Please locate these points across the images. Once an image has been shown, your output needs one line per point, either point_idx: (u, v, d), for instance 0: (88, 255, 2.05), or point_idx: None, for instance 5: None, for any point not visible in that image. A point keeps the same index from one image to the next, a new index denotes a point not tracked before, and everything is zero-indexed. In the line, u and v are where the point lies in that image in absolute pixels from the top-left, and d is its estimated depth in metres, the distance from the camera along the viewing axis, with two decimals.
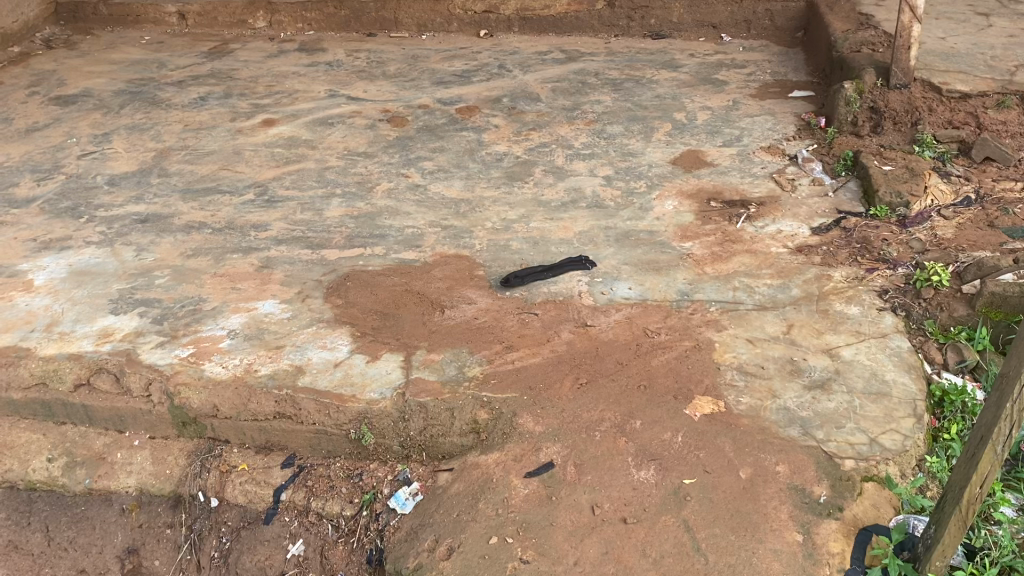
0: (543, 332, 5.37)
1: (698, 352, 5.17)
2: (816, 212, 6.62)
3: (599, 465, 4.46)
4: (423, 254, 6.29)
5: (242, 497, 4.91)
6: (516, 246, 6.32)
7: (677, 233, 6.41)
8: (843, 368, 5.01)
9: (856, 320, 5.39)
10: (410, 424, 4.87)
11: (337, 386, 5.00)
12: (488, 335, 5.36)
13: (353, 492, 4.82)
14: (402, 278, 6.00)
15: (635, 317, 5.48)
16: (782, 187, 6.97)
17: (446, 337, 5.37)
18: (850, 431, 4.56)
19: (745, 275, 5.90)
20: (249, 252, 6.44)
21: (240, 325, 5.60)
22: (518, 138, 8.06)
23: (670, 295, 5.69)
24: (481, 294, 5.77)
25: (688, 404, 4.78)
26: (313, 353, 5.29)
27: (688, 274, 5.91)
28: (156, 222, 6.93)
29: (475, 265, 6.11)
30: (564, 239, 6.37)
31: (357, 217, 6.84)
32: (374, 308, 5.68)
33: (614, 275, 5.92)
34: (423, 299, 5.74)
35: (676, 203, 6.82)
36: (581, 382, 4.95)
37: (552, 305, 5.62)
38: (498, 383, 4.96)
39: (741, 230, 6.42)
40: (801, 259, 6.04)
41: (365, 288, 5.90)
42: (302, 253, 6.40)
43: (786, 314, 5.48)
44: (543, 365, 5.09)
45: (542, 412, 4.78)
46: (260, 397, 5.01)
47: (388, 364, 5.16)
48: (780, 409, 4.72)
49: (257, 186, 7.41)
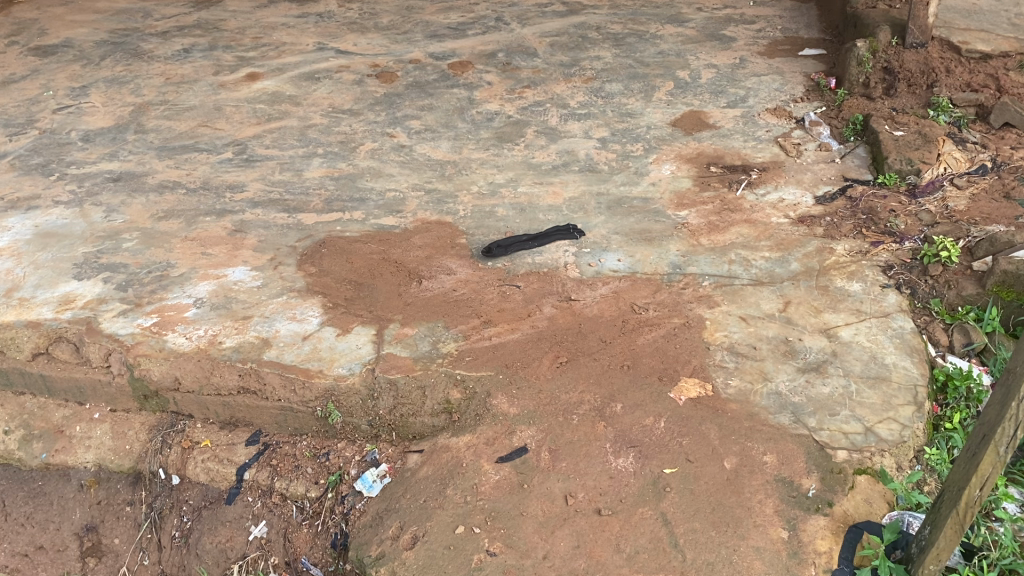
0: (524, 306, 5.08)
1: (688, 330, 4.87)
2: (822, 179, 6.25)
3: (575, 451, 4.20)
4: (403, 220, 5.99)
5: (205, 475, 4.70)
6: (502, 212, 6.00)
7: (673, 200, 6.07)
8: (841, 350, 4.70)
9: (857, 298, 5.08)
10: (380, 402, 4.61)
11: (305, 360, 4.74)
12: (466, 308, 5.09)
13: (318, 473, 4.57)
14: (380, 245, 5.71)
15: (623, 292, 5.18)
16: (787, 152, 6.59)
17: (421, 310, 5.09)
18: (844, 419, 4.27)
19: (742, 247, 5.57)
20: (223, 215, 6.15)
21: (207, 292, 5.34)
22: (512, 96, 7.67)
23: (661, 268, 5.38)
24: (462, 264, 5.47)
25: (673, 387, 4.49)
26: (281, 324, 5.02)
27: (682, 245, 5.59)
28: (129, 180, 6.64)
29: (458, 233, 5.80)
30: (553, 205, 6.04)
31: (338, 178, 6.54)
32: (349, 277, 5.39)
33: (603, 245, 5.60)
34: (400, 268, 5.45)
35: (674, 167, 6.47)
36: (561, 361, 4.67)
37: (535, 277, 5.31)
38: (473, 360, 4.69)
39: (741, 198, 6.07)
40: (802, 230, 5.70)
41: (340, 255, 5.61)
42: (278, 217, 6.11)
43: (783, 290, 5.16)
44: (522, 342, 4.81)
45: (518, 392, 4.51)
46: (223, 370, 4.76)
47: (358, 337, 4.89)
48: (771, 394, 4.44)
49: (235, 144, 7.09)
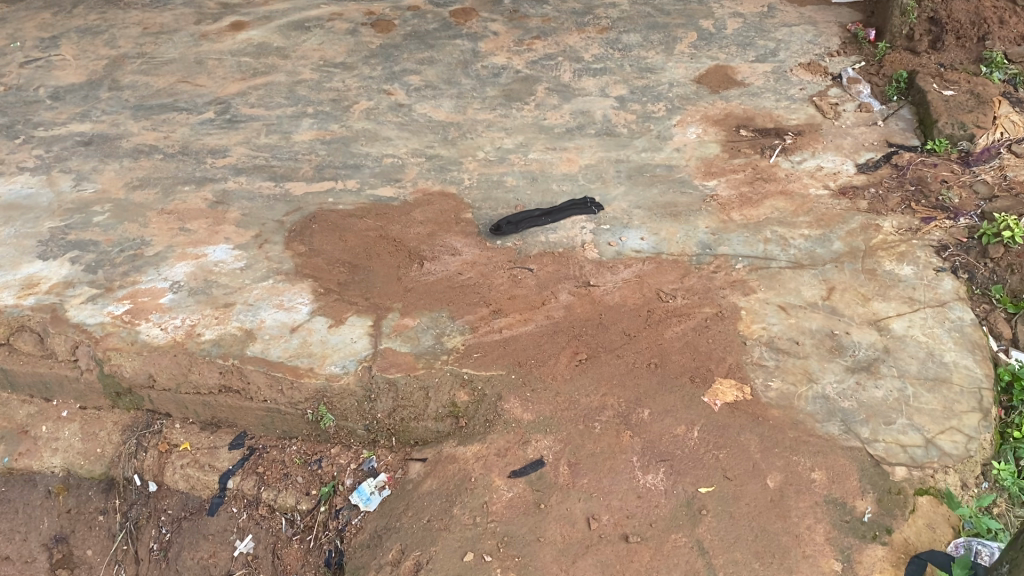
0: (537, 293, 4.58)
1: (721, 322, 4.36)
2: (863, 144, 5.67)
3: (598, 466, 3.73)
4: (402, 191, 5.45)
5: (184, 482, 4.25)
6: (511, 182, 5.48)
7: (699, 168, 5.51)
8: (893, 345, 4.19)
9: (909, 284, 4.55)
10: (378, 404, 4.13)
11: (293, 357, 4.24)
12: (473, 295, 4.58)
13: (309, 482, 4.11)
14: (377, 220, 5.17)
15: (647, 275, 4.66)
16: (824, 113, 5.99)
17: (423, 297, 4.58)
18: (901, 430, 3.79)
19: (778, 223, 5.02)
20: (204, 184, 5.59)
21: (185, 275, 4.81)
22: (520, 48, 7.03)
23: (688, 247, 4.85)
24: (468, 243, 4.95)
25: (706, 390, 3.99)
26: (266, 313, 4.51)
27: (711, 221, 5.05)
28: (101, 144, 6.05)
29: (463, 206, 5.26)
30: (567, 175, 5.50)
31: (330, 142, 5.96)
32: (343, 258, 4.87)
33: (624, 221, 5.06)
34: (399, 248, 4.93)
35: (699, 130, 5.88)
36: (580, 358, 4.18)
37: (550, 258, 4.80)
38: (482, 357, 4.20)
39: (775, 166, 5.50)
40: (844, 204, 5.15)
41: (333, 232, 5.08)
42: (263, 186, 5.55)
43: (826, 274, 4.63)
44: (536, 337, 4.31)
45: (532, 395, 4.02)
46: (203, 367, 4.27)
47: (353, 330, 4.39)
48: (817, 398, 3.95)
49: (218, 103, 6.48)
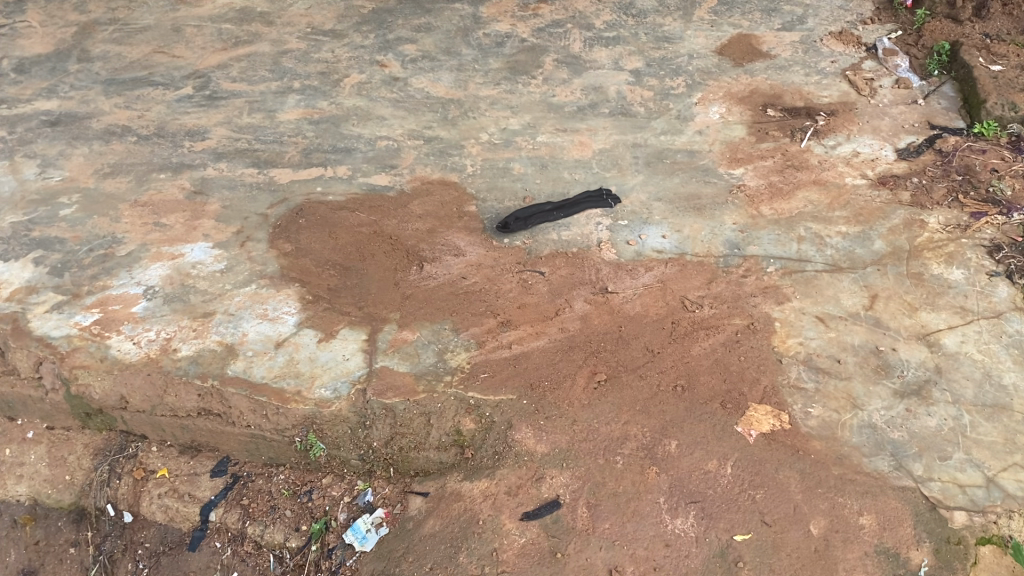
0: (550, 301, 4.15)
1: (754, 335, 3.93)
2: (903, 126, 5.18)
3: (621, 508, 3.33)
4: (398, 179, 4.97)
5: (162, 514, 3.86)
6: (519, 169, 5.01)
7: (724, 155, 5.04)
8: (946, 364, 3.77)
9: (960, 291, 4.12)
10: (374, 431, 3.73)
11: (279, 378, 3.83)
12: (479, 304, 4.15)
13: (299, 517, 3.70)
14: (371, 215, 4.72)
15: (670, 281, 4.24)
16: (858, 89, 5.48)
17: (423, 306, 4.15)
18: (958, 466, 3.40)
19: (812, 218, 4.58)
20: (181, 171, 5.11)
21: (160, 279, 4.37)
22: (524, 13, 6.47)
23: (715, 247, 4.42)
24: (472, 242, 4.51)
25: (740, 418, 3.58)
26: (249, 325, 4.08)
27: (738, 216, 4.61)
28: (69, 124, 5.55)
29: (466, 198, 4.81)
30: (579, 162, 5.04)
31: (319, 122, 5.46)
32: (334, 260, 4.43)
33: (643, 216, 4.63)
34: (396, 248, 4.49)
35: (723, 110, 5.39)
36: (599, 380, 3.75)
37: (562, 260, 4.37)
38: (490, 378, 3.78)
39: (807, 151, 5.02)
40: (884, 195, 4.69)
41: (323, 228, 4.62)
42: (246, 173, 5.08)
43: (867, 279, 4.20)
44: (549, 354, 3.89)
45: (546, 423, 3.61)
46: (179, 389, 3.86)
47: (345, 345, 3.97)
48: (864, 427, 3.54)
49: (197, 76, 5.95)
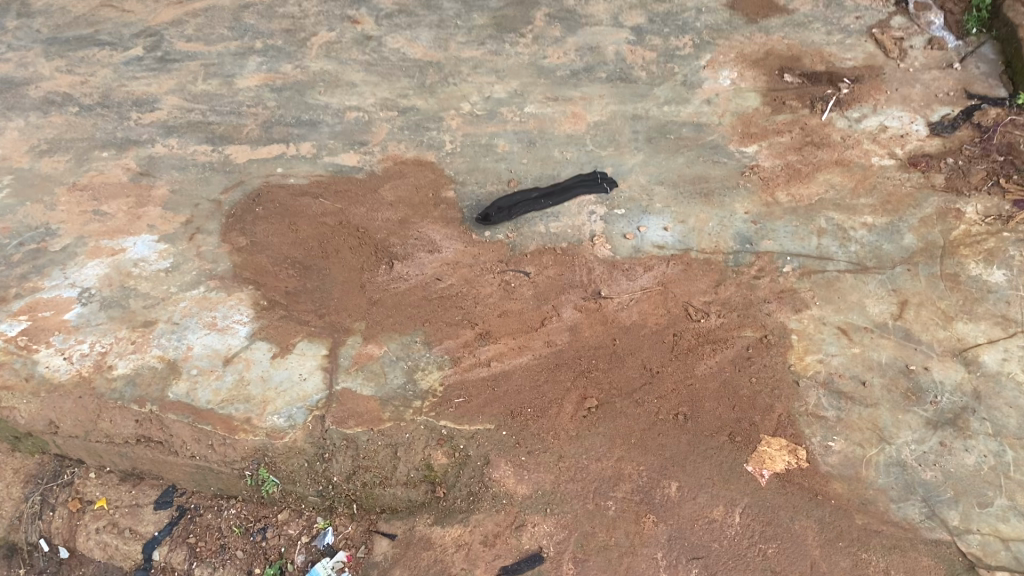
0: (535, 307, 3.67)
1: (766, 351, 3.45)
2: (937, 95, 4.60)
3: (613, 566, 2.91)
4: (368, 159, 4.43)
5: (101, 551, 3.44)
6: (504, 146, 4.46)
7: (734, 129, 4.48)
8: (986, 388, 3.30)
9: (1001, 297, 3.62)
10: (333, 465, 3.28)
11: (226, 403, 3.37)
12: (456, 311, 3.67)
13: (252, 558, 3.27)
14: (336, 201, 4.20)
15: (672, 283, 3.75)
16: (886, 50, 4.88)
17: (392, 314, 3.66)
18: (1001, 516, 2.96)
19: (833, 206, 4.05)
20: (126, 148, 4.57)
21: (97, 280, 3.87)
22: None
23: (723, 242, 3.91)
24: (449, 236, 4.00)
25: (750, 455, 3.13)
26: (195, 337, 3.61)
27: (750, 203, 4.08)
28: (4, 91, 4.99)
29: (444, 182, 4.29)
30: (572, 138, 4.48)
31: (281, 89, 4.89)
32: (292, 256, 3.92)
33: (642, 204, 4.11)
34: (364, 242, 3.97)
35: (734, 75, 4.80)
36: (590, 406, 3.29)
37: (551, 259, 3.87)
38: (465, 405, 3.31)
39: (828, 125, 4.47)
40: (915, 179, 4.15)
41: (281, 218, 4.11)
42: (198, 150, 4.54)
43: (895, 281, 3.70)
44: (533, 374, 3.42)
45: (528, 459, 3.16)
46: (114, 414, 3.40)
47: (302, 361, 3.50)
48: (892, 466, 3.09)
49: (148, 34, 5.35)
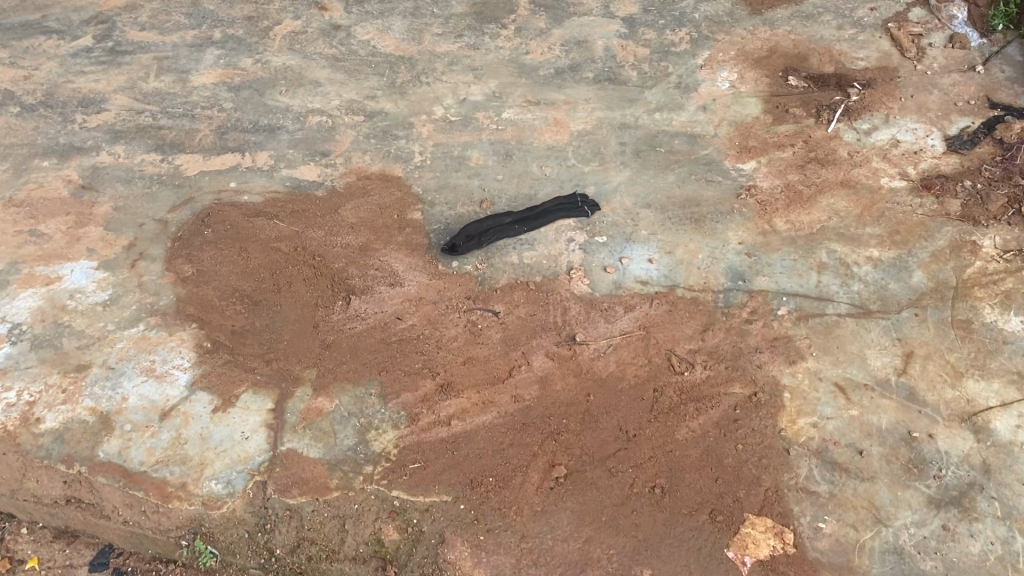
0: (503, 354, 3.35)
1: (755, 413, 3.13)
2: (956, 104, 4.18)
3: None
4: (330, 173, 4.08)
5: None
6: (478, 159, 4.08)
7: (731, 141, 4.08)
8: (996, 461, 2.98)
9: (1018, 350, 3.27)
10: (275, 537, 2.97)
11: (160, 465, 3.08)
12: (416, 358, 3.35)
13: None
14: (292, 223, 3.85)
15: (655, 327, 3.41)
16: (903, 49, 4.45)
17: (346, 360, 3.34)
18: None
19: (835, 237, 3.68)
20: (69, 156, 4.21)
21: (29, 315, 3.56)
22: None
23: (713, 278, 3.56)
24: (414, 267, 3.67)
25: (732, 539, 2.83)
26: (131, 386, 3.31)
27: (745, 231, 3.71)
28: None
29: (411, 203, 3.93)
30: (553, 149, 4.09)
31: (239, 87, 4.50)
32: (241, 289, 3.60)
33: (626, 230, 3.75)
34: (320, 273, 3.64)
35: (734, 76, 4.38)
36: (557, 477, 2.97)
37: (523, 295, 3.54)
38: (420, 473, 3.00)
39: (834, 138, 4.07)
40: (928, 204, 3.77)
41: (232, 243, 3.77)
42: (146, 160, 4.17)
43: (900, 329, 3.35)
44: (497, 435, 3.10)
45: (487, 539, 2.84)
46: (40, 474, 3.12)
47: (245, 416, 3.20)
48: (888, 554, 2.78)
49: (99, 21, 4.94)
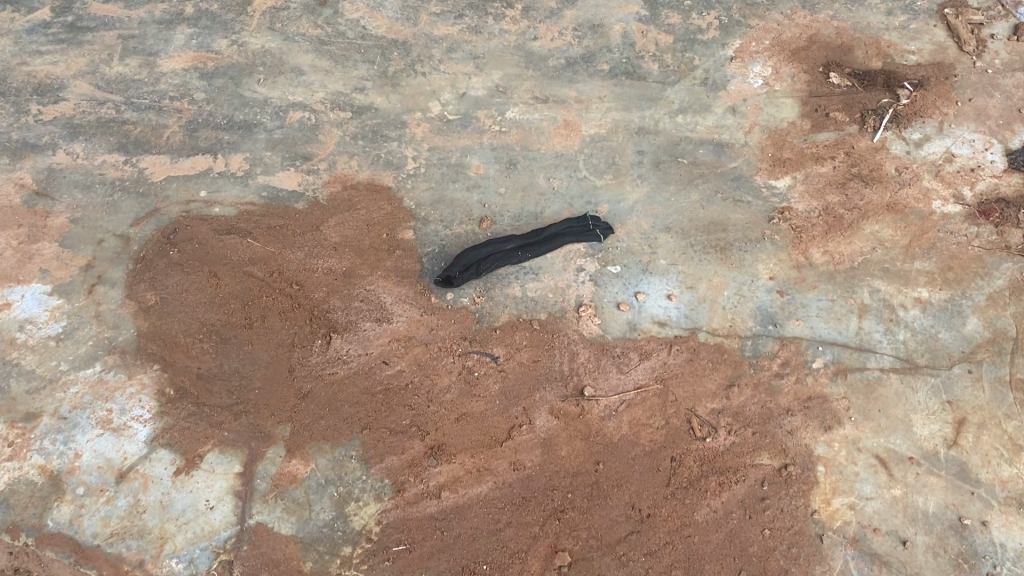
0: (502, 410, 2.97)
1: (785, 490, 2.77)
2: (1019, 110, 3.71)
3: None
4: (312, 181, 3.63)
5: None
6: (478, 167, 3.63)
7: (763, 152, 3.62)
8: None
9: None
10: None
11: (115, 538, 2.75)
12: (404, 413, 2.97)
13: None
14: (267, 243, 3.43)
15: (674, 380, 3.02)
16: (960, 41, 3.94)
17: (325, 415, 2.97)
18: None
19: (880, 272, 3.26)
20: (21, 154, 3.76)
21: None
22: None
23: (740, 321, 3.16)
24: (403, 299, 3.26)
25: None
26: (85, 441, 2.96)
27: (776, 263, 3.29)
28: None
29: (402, 219, 3.50)
30: (562, 157, 3.64)
31: (212, 73, 4.02)
32: (210, 324, 3.20)
33: (643, 259, 3.33)
34: (297, 306, 3.24)
35: (767, 71, 3.88)
36: (561, 566, 2.64)
37: (526, 337, 3.14)
38: (407, 558, 2.67)
39: (879, 149, 3.60)
40: (986, 234, 3.33)
41: (200, 266, 3.35)
42: (108, 161, 3.73)
43: (950, 390, 2.97)
44: (493, 511, 2.75)
45: None
46: None
47: (210, 482, 2.86)
48: None
49: None
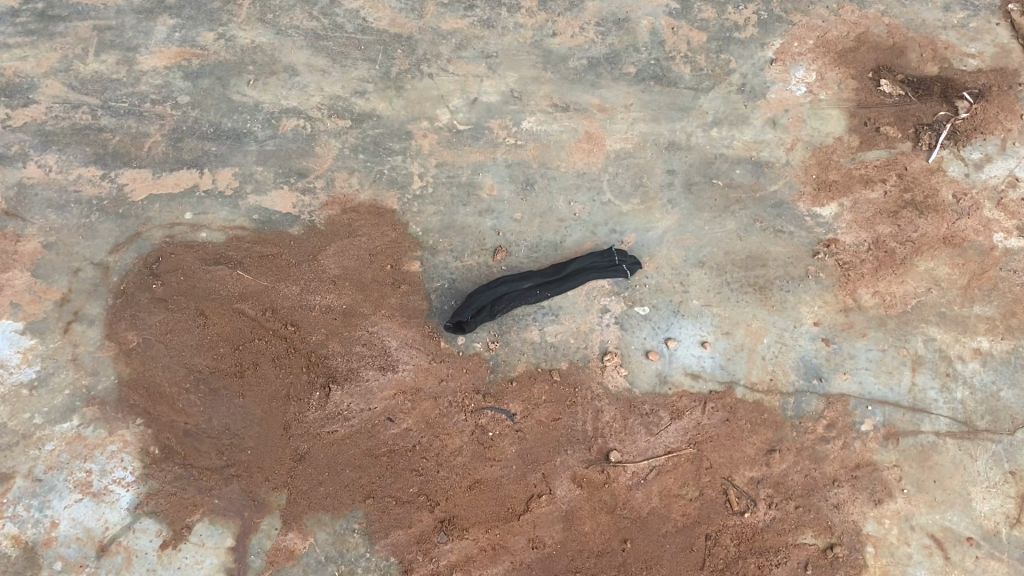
0: (520, 478, 2.75)
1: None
2: None
3: None
4: (308, 203, 3.26)
5: None
6: (492, 188, 3.28)
7: (807, 173, 3.27)
8: None
9: None
10: None
11: None
12: (412, 481, 2.75)
13: None
14: (258, 272, 3.08)
15: (708, 445, 2.79)
16: None
17: (323, 481, 2.74)
18: None
19: (935, 318, 2.98)
20: None
21: None
22: None
23: (781, 374, 2.91)
24: (409, 343, 2.96)
25: None
26: (62, 508, 2.73)
27: (821, 306, 3.01)
28: None
29: (408, 247, 3.16)
30: (584, 177, 3.29)
31: (199, 73, 3.55)
32: (196, 371, 2.91)
33: (674, 299, 3.03)
34: (292, 351, 2.93)
35: (811, 77, 3.48)
36: None
37: (546, 391, 2.87)
38: None
39: (935, 171, 3.24)
40: None
41: (184, 301, 3.02)
42: (84, 176, 3.34)
43: (1013, 458, 2.79)
44: None
45: None
46: None
47: (197, 558, 2.69)
48: None
49: None
